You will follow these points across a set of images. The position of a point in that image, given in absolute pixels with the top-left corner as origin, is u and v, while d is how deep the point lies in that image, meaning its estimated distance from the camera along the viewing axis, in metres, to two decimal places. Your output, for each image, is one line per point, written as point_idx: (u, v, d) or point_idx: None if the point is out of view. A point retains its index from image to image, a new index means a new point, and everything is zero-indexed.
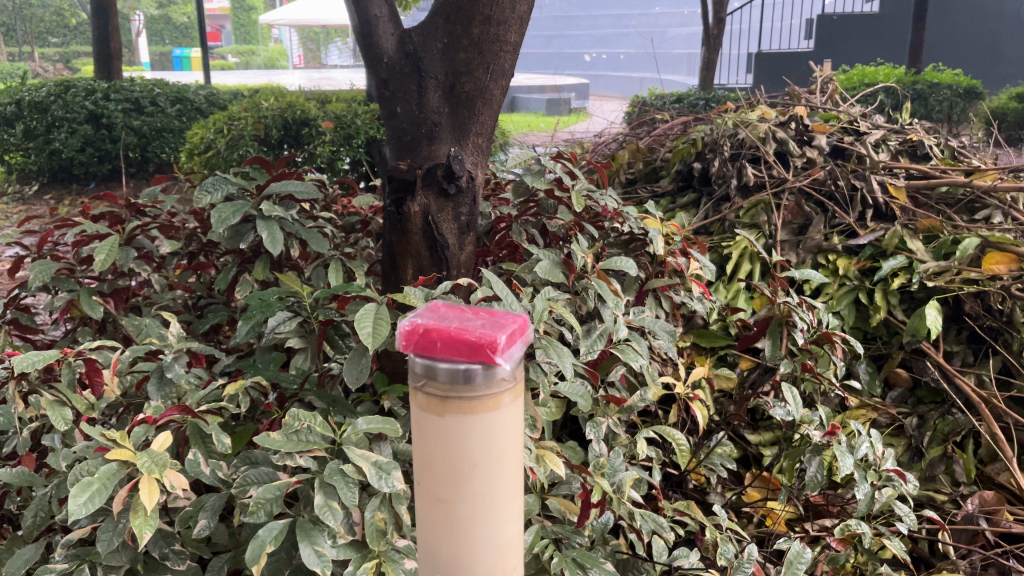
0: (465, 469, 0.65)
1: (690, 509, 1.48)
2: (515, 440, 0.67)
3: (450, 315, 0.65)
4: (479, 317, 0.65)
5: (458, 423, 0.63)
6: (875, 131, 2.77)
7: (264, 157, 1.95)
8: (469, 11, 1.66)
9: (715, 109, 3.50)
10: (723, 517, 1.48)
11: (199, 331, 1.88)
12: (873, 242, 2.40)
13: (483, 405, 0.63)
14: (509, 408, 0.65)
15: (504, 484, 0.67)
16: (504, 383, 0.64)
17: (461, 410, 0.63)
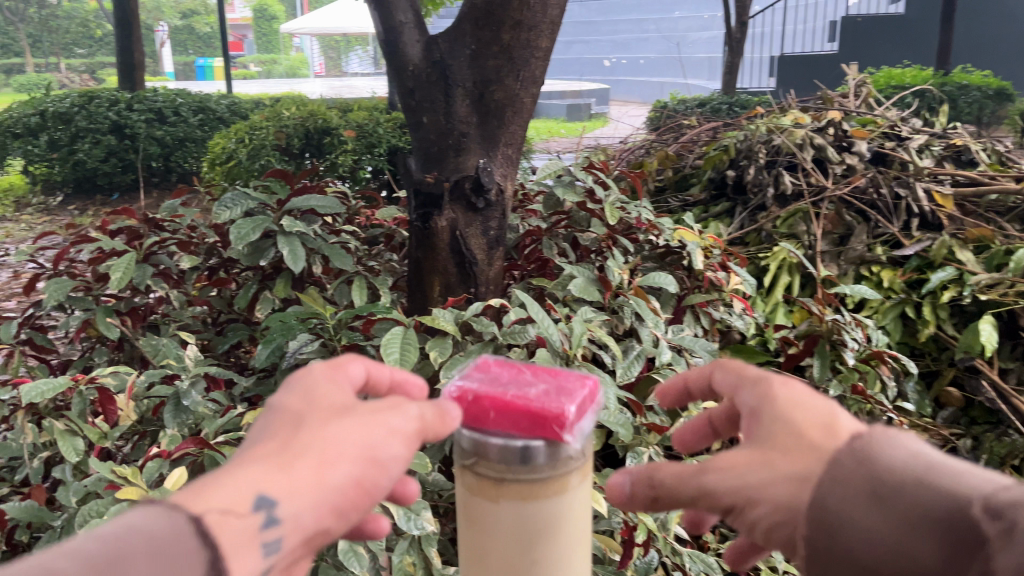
0: (527, 541, 0.70)
1: None
2: (577, 515, 0.73)
3: (509, 379, 0.70)
4: (539, 380, 0.70)
5: (520, 506, 0.69)
6: (918, 135, 2.65)
7: (285, 169, 1.87)
8: (500, 16, 1.59)
9: (748, 114, 3.39)
10: None
11: (218, 352, 1.82)
12: (919, 253, 2.29)
13: (547, 491, 0.68)
14: (573, 488, 0.71)
15: (561, 555, 0.72)
16: (572, 466, 0.70)
17: (522, 494, 0.68)
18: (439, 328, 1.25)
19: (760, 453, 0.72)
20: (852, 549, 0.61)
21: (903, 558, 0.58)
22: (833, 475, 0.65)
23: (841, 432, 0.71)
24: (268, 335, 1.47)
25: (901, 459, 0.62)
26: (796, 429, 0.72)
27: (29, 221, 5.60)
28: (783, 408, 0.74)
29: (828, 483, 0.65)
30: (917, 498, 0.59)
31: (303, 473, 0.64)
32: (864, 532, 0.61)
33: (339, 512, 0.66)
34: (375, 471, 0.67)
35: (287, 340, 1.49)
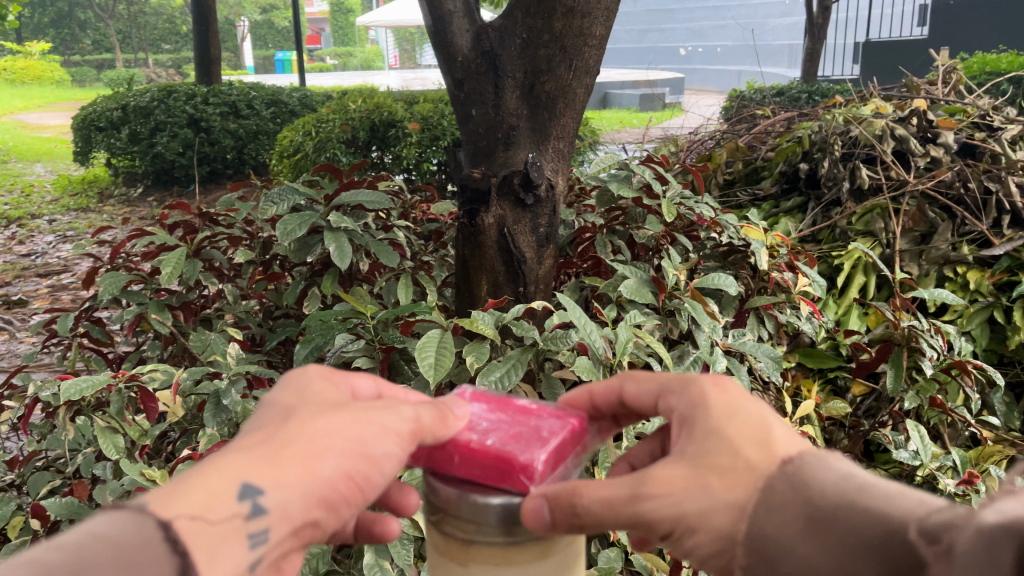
0: None
1: None
2: None
3: (490, 421, 0.70)
4: (519, 424, 0.69)
5: (486, 571, 0.66)
6: (1011, 125, 2.46)
7: (334, 164, 1.83)
8: (551, 2, 1.51)
9: (825, 104, 3.22)
10: None
11: (266, 348, 1.80)
12: (1010, 253, 2.12)
13: (518, 558, 0.65)
14: (550, 558, 0.68)
15: None
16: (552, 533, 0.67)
17: (492, 560, 0.66)
18: (478, 331, 1.18)
19: (693, 468, 0.69)
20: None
21: None
22: (772, 506, 0.65)
23: (775, 448, 0.69)
24: (307, 336, 1.41)
25: (839, 484, 0.63)
26: (730, 443, 0.69)
27: (111, 212, 5.73)
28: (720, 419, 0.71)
29: (770, 518, 0.65)
30: (854, 534, 0.59)
31: (291, 465, 0.65)
32: (812, 568, 0.61)
33: (330, 504, 0.67)
34: (370, 464, 0.67)
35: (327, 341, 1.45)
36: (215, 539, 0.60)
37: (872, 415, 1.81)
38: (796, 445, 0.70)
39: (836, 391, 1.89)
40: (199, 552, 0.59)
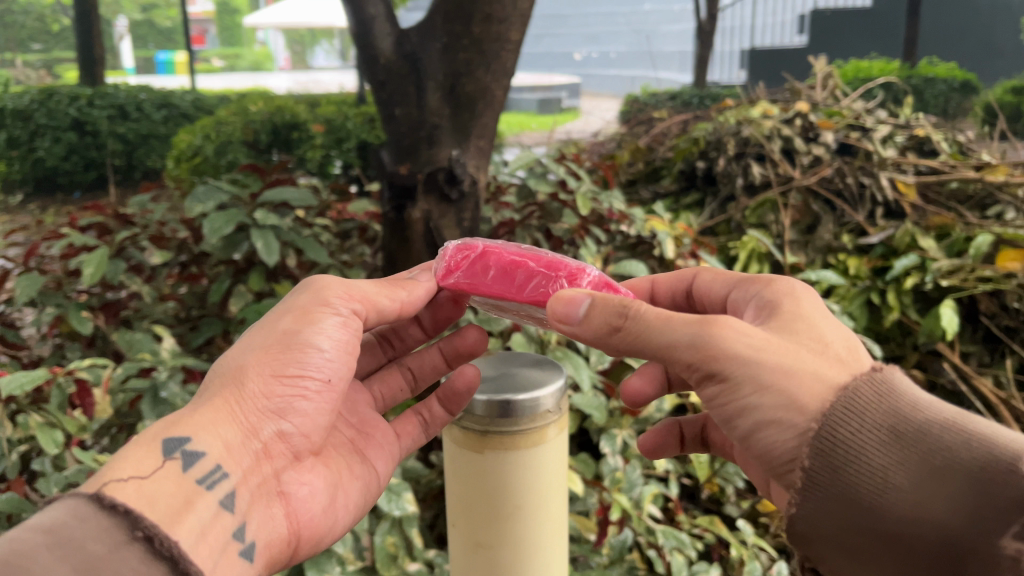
0: (510, 488, 0.95)
1: (714, 524, 1.44)
2: (552, 463, 0.98)
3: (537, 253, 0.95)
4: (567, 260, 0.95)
5: (498, 457, 0.94)
6: (882, 126, 2.70)
7: (257, 163, 1.88)
8: (469, 9, 1.61)
9: (716, 108, 3.42)
10: (748, 531, 1.41)
11: (193, 346, 1.81)
12: (884, 241, 2.36)
13: (523, 442, 0.94)
14: (548, 439, 0.96)
15: (544, 492, 0.98)
16: (548, 420, 0.96)
17: (500, 447, 0.94)
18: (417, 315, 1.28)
19: (786, 338, 0.84)
20: (862, 493, 0.75)
21: (917, 503, 0.73)
22: (866, 407, 0.78)
23: (861, 353, 0.86)
24: None
25: (935, 407, 0.79)
26: (823, 335, 0.86)
27: None
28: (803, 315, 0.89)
29: (863, 423, 0.77)
30: (949, 453, 0.74)
31: (221, 411, 0.87)
32: (903, 470, 0.75)
33: (276, 409, 0.90)
34: (278, 373, 0.90)
35: None
36: (173, 479, 0.78)
37: None
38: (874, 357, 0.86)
39: None
40: (164, 492, 0.76)
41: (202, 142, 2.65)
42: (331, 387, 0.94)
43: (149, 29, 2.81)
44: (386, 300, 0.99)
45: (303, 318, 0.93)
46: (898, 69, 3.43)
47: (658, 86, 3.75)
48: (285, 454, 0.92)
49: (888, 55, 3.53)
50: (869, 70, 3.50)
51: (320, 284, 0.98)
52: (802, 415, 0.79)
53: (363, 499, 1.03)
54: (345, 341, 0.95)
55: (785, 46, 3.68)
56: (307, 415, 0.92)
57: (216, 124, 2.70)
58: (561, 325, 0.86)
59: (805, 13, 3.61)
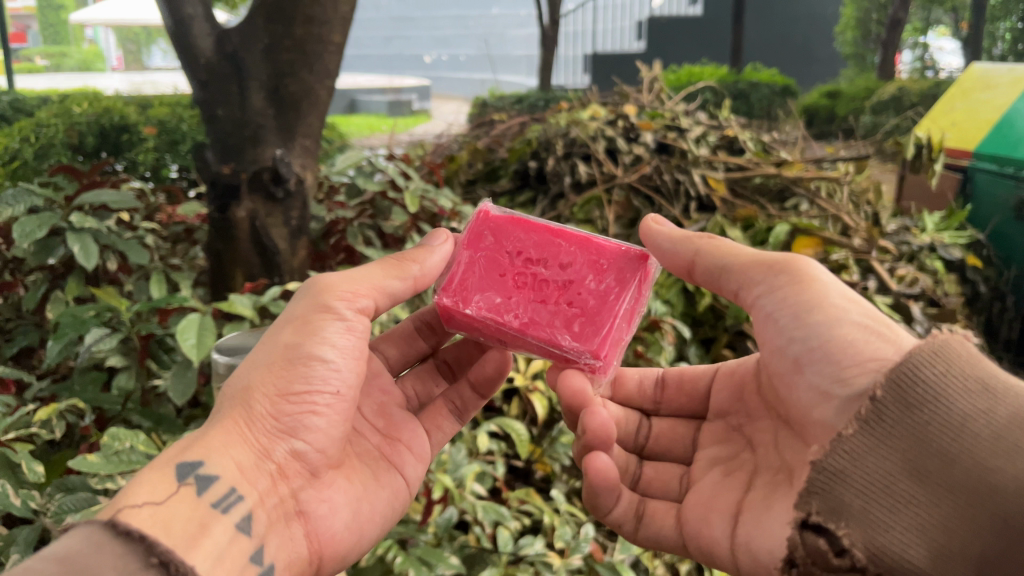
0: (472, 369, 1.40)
1: (532, 496, 1.55)
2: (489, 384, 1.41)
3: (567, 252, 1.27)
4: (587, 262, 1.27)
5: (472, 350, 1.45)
6: (696, 127, 2.91)
7: (73, 164, 1.83)
8: (290, 10, 1.62)
9: (552, 109, 3.54)
10: (560, 500, 1.55)
11: (6, 356, 1.73)
12: (697, 233, 2.56)
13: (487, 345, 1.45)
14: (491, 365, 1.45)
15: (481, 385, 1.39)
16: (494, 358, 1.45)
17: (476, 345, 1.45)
18: (237, 311, 1.34)
19: None
20: (941, 433, 0.95)
21: (992, 442, 0.92)
22: (956, 357, 0.99)
23: None
24: (59, 331, 1.47)
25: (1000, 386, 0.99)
26: None
27: None
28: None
29: (950, 368, 0.97)
30: None
31: (237, 434, 1.00)
32: (984, 420, 0.94)
33: (288, 423, 1.04)
34: (285, 390, 1.03)
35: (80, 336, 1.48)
36: (186, 504, 0.91)
37: None
38: None
39: None
40: (180, 518, 0.89)
41: (21, 146, 2.35)
42: (342, 399, 1.08)
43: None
44: (398, 281, 1.16)
45: (307, 331, 1.07)
46: (725, 74, 3.53)
47: (506, 89, 3.70)
48: (301, 473, 1.06)
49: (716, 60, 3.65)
50: (700, 74, 3.57)
51: (322, 287, 1.12)
52: (895, 332, 1.06)
53: (383, 508, 1.17)
54: (348, 346, 1.09)
55: (624, 50, 3.84)
56: (319, 430, 1.06)
57: (35, 126, 2.37)
58: (654, 224, 1.25)
59: (642, 20, 3.78)
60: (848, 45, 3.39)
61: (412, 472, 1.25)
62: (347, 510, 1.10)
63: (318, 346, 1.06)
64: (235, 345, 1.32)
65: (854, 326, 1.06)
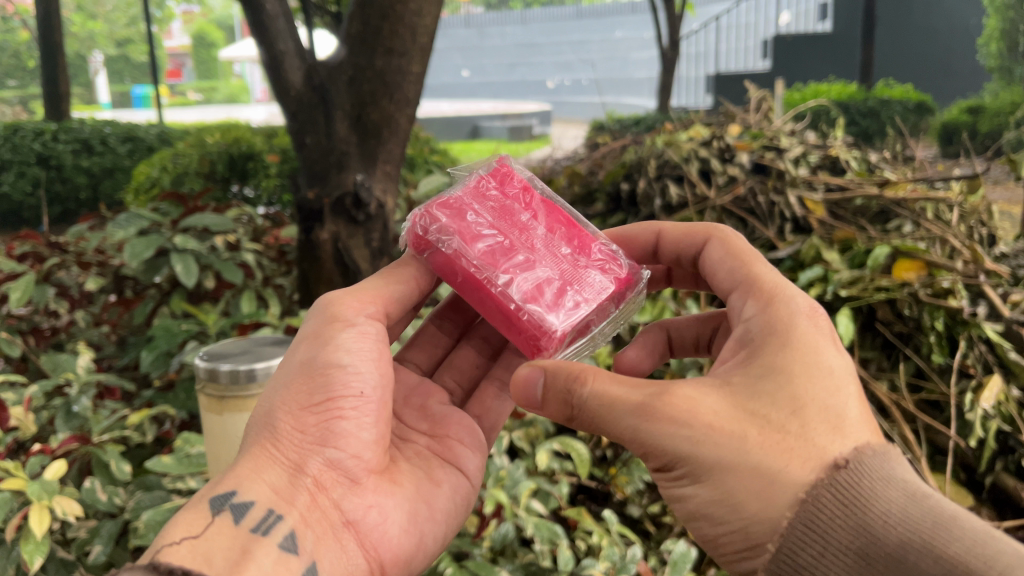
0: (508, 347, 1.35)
1: (583, 515, 1.56)
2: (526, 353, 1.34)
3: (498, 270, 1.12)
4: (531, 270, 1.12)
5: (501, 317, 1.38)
6: (796, 147, 2.83)
7: (179, 191, 2.01)
8: (372, 43, 1.74)
9: (655, 130, 3.48)
10: (614, 522, 1.53)
11: (118, 366, 1.90)
12: (792, 255, 2.49)
13: None
14: None
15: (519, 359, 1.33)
16: None
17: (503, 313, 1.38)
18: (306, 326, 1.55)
19: (719, 464, 0.90)
20: None
21: None
22: (825, 527, 0.85)
23: (787, 476, 0.88)
24: (154, 344, 1.66)
25: (906, 515, 0.83)
26: (754, 463, 0.89)
27: None
28: (765, 293, 1.05)
29: (824, 547, 0.84)
30: None
31: (266, 460, 1.01)
32: None
33: (319, 436, 1.02)
34: (305, 404, 1.03)
35: (171, 347, 1.66)
36: (225, 538, 0.94)
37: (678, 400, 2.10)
38: (804, 452, 0.88)
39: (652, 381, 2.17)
40: (219, 549, 0.92)
41: (159, 174, 3.03)
42: (367, 399, 1.04)
43: (125, 64, 3.16)
44: (400, 286, 1.13)
45: (317, 344, 1.05)
46: (853, 92, 3.33)
47: (623, 112, 3.78)
48: (340, 481, 1.03)
49: (844, 78, 3.39)
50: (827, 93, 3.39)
51: (330, 305, 1.09)
52: (740, 512, 0.89)
53: (445, 507, 1.12)
54: (367, 350, 1.05)
55: (747, 70, 3.62)
56: (350, 434, 1.03)
57: (173, 156, 3.05)
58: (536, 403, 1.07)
59: (767, 39, 3.54)
60: (993, 57, 2.94)
61: (474, 465, 1.19)
62: (401, 514, 1.06)
63: (330, 353, 1.04)
64: (216, 353, 1.34)
65: (722, 513, 0.92)
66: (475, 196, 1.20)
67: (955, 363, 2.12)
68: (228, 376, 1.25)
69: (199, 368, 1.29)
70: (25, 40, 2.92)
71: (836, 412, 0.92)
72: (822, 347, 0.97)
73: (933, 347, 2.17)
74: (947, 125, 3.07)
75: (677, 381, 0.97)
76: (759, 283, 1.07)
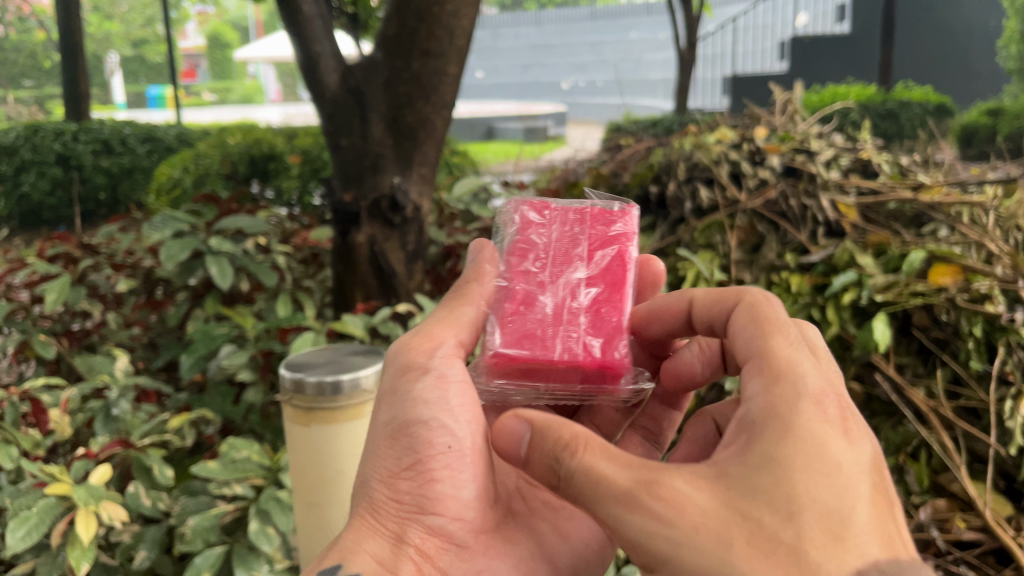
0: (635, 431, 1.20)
1: None
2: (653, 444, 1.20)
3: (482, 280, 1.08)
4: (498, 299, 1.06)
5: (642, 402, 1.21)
6: (826, 150, 2.80)
7: (213, 193, 2.02)
8: (409, 45, 1.73)
9: (679, 132, 3.45)
10: None
11: (153, 368, 1.90)
12: (825, 259, 2.46)
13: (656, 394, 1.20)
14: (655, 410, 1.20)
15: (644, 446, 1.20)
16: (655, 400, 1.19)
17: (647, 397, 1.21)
18: (347, 330, 1.55)
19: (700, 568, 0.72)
20: None
21: None
22: None
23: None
24: (193, 346, 1.67)
25: None
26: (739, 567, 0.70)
27: None
28: (772, 369, 0.85)
29: None
30: None
31: (364, 529, 0.96)
32: None
33: (415, 501, 0.97)
34: (396, 468, 0.98)
35: (210, 350, 1.66)
36: None
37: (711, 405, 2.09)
38: (805, 550, 0.70)
39: None
40: None
41: (181, 175, 2.99)
42: (457, 452, 0.98)
43: (139, 65, 3.22)
44: (469, 308, 1.05)
45: (396, 399, 1.00)
46: (873, 94, 3.57)
47: (639, 114, 3.74)
48: (447, 548, 0.96)
49: (865, 77, 3.81)
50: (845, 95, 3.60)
51: (400, 353, 1.04)
52: None
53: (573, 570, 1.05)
54: (453, 399, 1.00)
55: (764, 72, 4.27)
56: (448, 496, 0.97)
57: (195, 158, 3.05)
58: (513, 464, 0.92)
59: (782, 44, 4.14)
60: (1013, 59, 3.38)
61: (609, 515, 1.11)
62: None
63: (411, 409, 0.99)
64: (299, 361, 1.27)
65: None
66: (558, 231, 1.11)
67: (994, 369, 2.08)
68: (316, 388, 1.18)
69: (284, 378, 1.22)
70: (44, 41, 2.93)
71: (837, 517, 0.72)
72: (831, 437, 0.78)
73: (971, 353, 2.14)
74: (968, 126, 3.30)
75: (671, 469, 0.79)
76: (770, 343, 0.89)
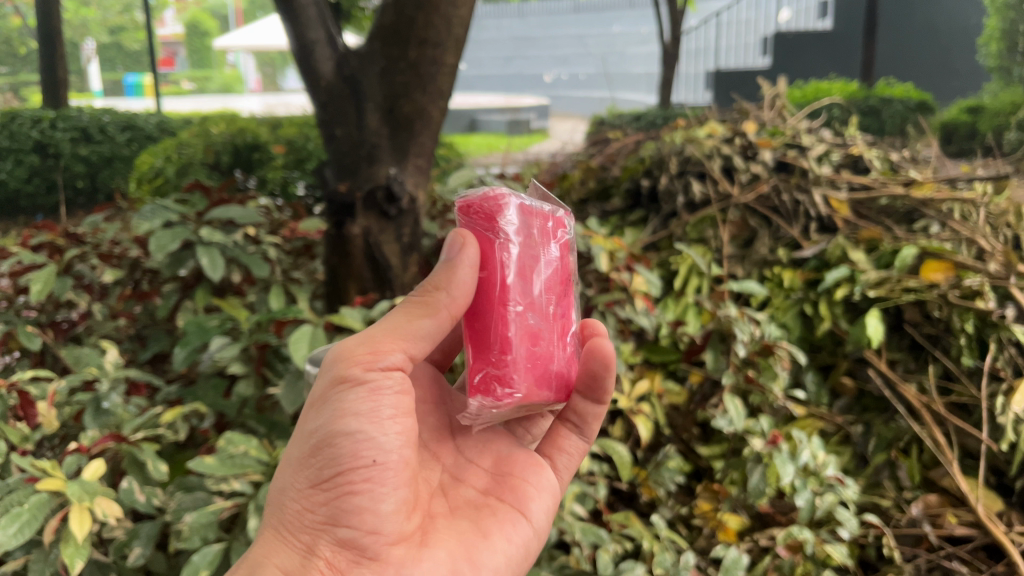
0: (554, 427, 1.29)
1: (631, 520, 1.63)
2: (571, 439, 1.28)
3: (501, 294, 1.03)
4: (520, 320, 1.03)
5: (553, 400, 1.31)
6: (818, 145, 2.80)
7: (203, 183, 1.99)
8: (406, 34, 1.73)
9: (669, 126, 3.44)
10: (661, 527, 1.62)
11: (140, 360, 1.86)
12: (817, 255, 2.46)
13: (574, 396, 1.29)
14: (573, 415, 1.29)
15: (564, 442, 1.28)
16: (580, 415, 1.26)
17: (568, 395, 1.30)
18: (346, 324, 1.52)
19: None
20: None
21: None
22: None
23: None
24: (186, 339, 1.64)
25: None
26: None
27: None
28: None
29: None
30: None
31: (277, 541, 0.97)
32: None
33: (334, 513, 0.97)
34: (315, 480, 0.97)
35: (204, 343, 1.64)
36: None
37: (705, 400, 2.09)
38: None
39: (676, 380, 2.17)
40: None
41: (163, 164, 3.00)
42: (382, 466, 0.98)
43: (117, 52, 3.12)
44: (428, 320, 0.99)
45: (322, 409, 0.98)
46: (854, 90, 3.55)
47: (624, 107, 3.79)
48: (361, 559, 0.98)
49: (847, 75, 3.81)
50: (829, 91, 3.61)
51: (334, 357, 1.01)
52: None
53: (495, 565, 1.08)
54: (382, 409, 0.98)
55: (750, 66, 4.09)
56: (364, 509, 0.98)
57: (178, 146, 3.03)
58: None
59: (767, 36, 4.09)
60: (993, 58, 3.45)
61: (536, 507, 1.16)
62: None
63: (337, 421, 0.97)
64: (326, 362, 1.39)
65: None
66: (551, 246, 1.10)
67: (985, 365, 2.10)
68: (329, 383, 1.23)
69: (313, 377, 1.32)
70: (19, 25, 2.91)
71: None
72: None
73: (962, 349, 2.16)
74: (948, 123, 3.38)
75: None
76: None
